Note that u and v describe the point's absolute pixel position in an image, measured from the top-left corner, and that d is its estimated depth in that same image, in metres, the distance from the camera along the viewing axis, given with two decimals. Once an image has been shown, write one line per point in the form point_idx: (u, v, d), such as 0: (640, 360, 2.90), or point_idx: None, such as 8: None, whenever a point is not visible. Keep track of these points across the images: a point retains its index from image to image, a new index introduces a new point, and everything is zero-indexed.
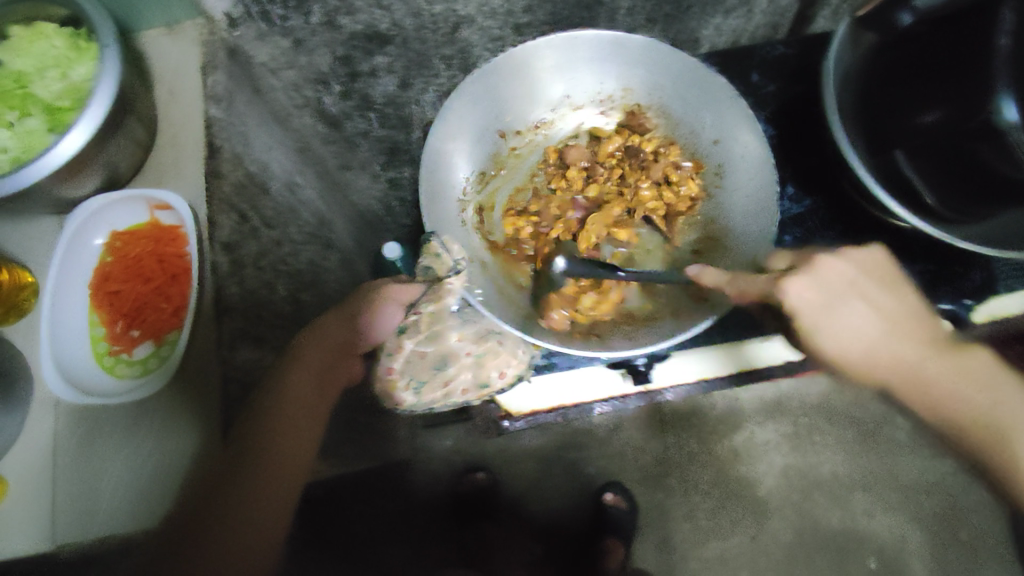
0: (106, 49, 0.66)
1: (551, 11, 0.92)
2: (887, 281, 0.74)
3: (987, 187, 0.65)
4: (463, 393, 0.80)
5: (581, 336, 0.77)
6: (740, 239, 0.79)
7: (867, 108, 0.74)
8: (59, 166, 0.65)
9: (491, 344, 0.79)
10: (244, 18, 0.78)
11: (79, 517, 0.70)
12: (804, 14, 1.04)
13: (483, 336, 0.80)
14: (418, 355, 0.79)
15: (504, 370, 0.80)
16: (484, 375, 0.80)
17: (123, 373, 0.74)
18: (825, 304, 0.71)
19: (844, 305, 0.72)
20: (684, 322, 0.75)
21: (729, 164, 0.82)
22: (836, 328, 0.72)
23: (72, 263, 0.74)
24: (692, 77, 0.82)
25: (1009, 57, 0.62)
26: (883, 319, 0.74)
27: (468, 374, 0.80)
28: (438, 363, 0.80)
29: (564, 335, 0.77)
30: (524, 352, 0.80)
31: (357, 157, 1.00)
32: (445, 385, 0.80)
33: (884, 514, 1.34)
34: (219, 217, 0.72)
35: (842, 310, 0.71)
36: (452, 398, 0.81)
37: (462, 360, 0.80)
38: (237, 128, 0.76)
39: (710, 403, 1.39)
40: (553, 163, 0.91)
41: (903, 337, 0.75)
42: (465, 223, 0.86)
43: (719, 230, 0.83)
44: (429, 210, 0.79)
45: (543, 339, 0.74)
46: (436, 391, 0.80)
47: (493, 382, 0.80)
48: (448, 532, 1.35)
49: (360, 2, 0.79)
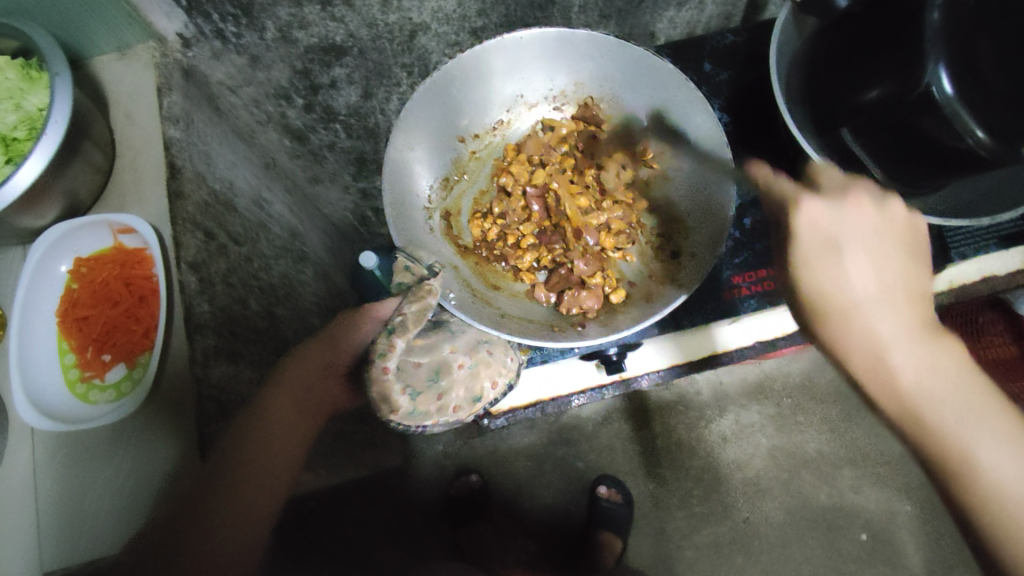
0: (57, 78, 0.66)
1: (504, 13, 0.94)
2: (913, 252, 0.61)
3: (929, 159, 0.66)
4: (456, 410, 0.77)
5: (560, 330, 0.78)
6: (700, 218, 0.80)
7: (813, 90, 0.74)
8: (15, 198, 0.65)
9: (483, 354, 0.80)
10: (198, 38, 0.79)
11: (57, 546, 0.69)
12: (755, 3, 1.07)
13: (474, 347, 0.80)
14: (412, 365, 0.76)
15: (496, 379, 0.79)
16: (478, 387, 0.78)
17: (97, 399, 0.74)
18: (830, 244, 0.59)
19: (850, 259, 0.58)
20: (657, 303, 0.77)
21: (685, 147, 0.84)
22: (831, 280, 0.59)
23: (37, 292, 0.74)
24: (636, 64, 0.82)
25: (940, 31, 0.60)
26: (889, 291, 0.59)
27: (462, 387, 0.78)
28: (432, 376, 0.77)
29: (543, 331, 0.78)
30: (513, 360, 0.81)
31: (326, 169, 1.06)
32: (440, 398, 0.76)
33: (872, 488, 1.36)
34: (184, 237, 0.71)
35: (845, 257, 0.58)
36: (446, 416, 0.76)
37: (456, 373, 0.78)
38: (197, 147, 0.76)
39: (694, 390, 1.41)
40: (511, 160, 0.92)
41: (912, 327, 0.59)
42: (434, 230, 0.87)
43: (680, 210, 0.84)
44: (397, 222, 0.79)
45: (518, 335, 0.74)
46: (430, 406, 0.75)
47: (486, 393, 0.79)
48: (441, 532, 1.37)
49: (313, 16, 0.79)
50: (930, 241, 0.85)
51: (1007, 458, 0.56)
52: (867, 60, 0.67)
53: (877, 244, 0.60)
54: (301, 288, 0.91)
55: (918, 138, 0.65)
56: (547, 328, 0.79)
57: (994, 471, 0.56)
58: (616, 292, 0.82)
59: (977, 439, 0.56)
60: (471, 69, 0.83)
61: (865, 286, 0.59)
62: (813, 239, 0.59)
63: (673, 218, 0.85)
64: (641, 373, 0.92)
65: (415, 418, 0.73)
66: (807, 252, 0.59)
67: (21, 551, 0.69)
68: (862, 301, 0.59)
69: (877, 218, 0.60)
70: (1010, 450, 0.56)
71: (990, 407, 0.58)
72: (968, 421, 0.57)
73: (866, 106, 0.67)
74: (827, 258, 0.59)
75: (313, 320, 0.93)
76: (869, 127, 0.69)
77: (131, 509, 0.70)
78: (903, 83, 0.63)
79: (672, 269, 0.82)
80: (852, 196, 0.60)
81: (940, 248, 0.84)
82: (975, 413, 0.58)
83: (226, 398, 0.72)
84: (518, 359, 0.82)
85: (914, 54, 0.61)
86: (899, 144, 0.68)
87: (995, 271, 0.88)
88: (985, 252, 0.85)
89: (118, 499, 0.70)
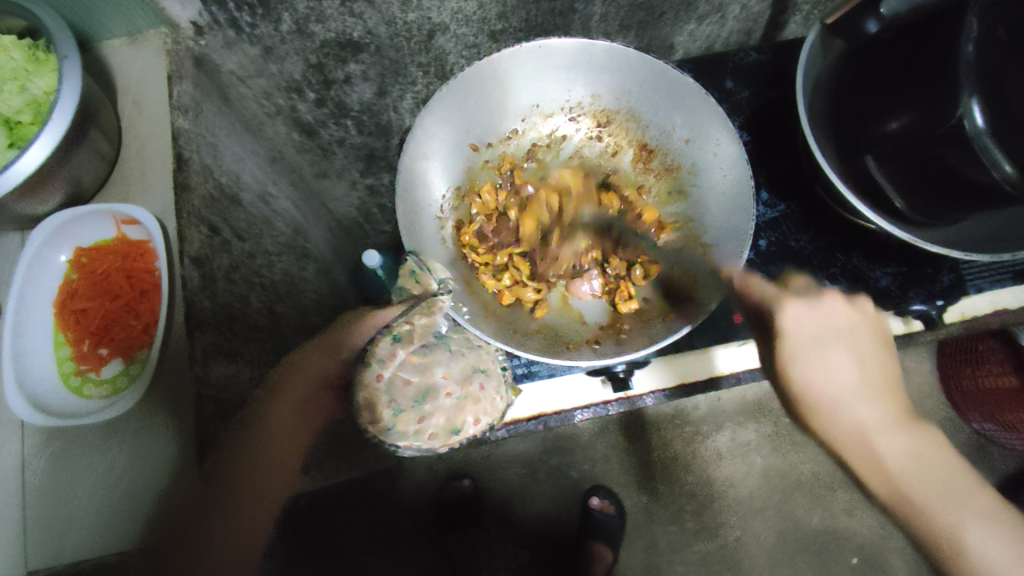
0: (65, 61, 0.64)
1: (525, 18, 0.92)
2: (861, 336, 0.73)
3: (956, 191, 0.65)
4: (432, 437, 0.71)
5: (575, 347, 0.76)
6: (716, 237, 0.79)
7: (838, 114, 0.74)
8: (18, 182, 0.63)
9: (475, 389, 0.73)
10: (211, 26, 0.76)
11: (45, 542, 0.67)
12: (777, 21, 1.07)
13: (468, 377, 0.73)
14: (401, 381, 0.70)
15: (480, 417, 0.73)
16: (459, 420, 0.71)
17: (91, 394, 0.71)
18: (818, 343, 0.71)
19: (832, 347, 0.71)
20: (673, 322, 0.76)
21: (702, 164, 0.82)
22: (836, 383, 0.70)
23: (35, 281, 0.72)
24: (653, 77, 0.82)
25: (974, 65, 0.59)
26: (862, 367, 0.72)
27: (444, 417, 0.71)
28: (417, 398, 0.70)
29: (555, 347, 0.76)
30: (503, 400, 0.75)
31: (333, 165, 1.02)
32: (420, 422, 0.70)
33: (864, 512, 1.36)
34: (188, 231, 0.70)
35: (823, 354, 0.71)
36: (418, 441, 0.70)
37: (441, 401, 0.71)
38: (205, 139, 0.74)
39: (693, 405, 1.40)
40: (507, 174, 0.92)
41: (867, 399, 0.71)
42: (445, 241, 0.85)
43: (696, 227, 0.83)
44: (410, 231, 0.77)
45: (529, 351, 0.73)
46: (408, 427, 0.69)
47: (466, 428, 0.72)
48: (431, 539, 1.33)
49: (332, 10, 0.77)
50: (946, 274, 0.86)
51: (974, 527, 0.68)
52: (897, 89, 0.66)
53: (830, 350, 0.71)
54: (303, 285, 0.90)
55: (941, 170, 0.64)
56: (564, 344, 0.78)
57: (983, 558, 0.67)
58: (628, 303, 0.82)
59: (1001, 555, 0.67)
60: (488, 77, 0.81)
61: (848, 395, 0.71)
62: (795, 334, 0.71)
63: (689, 235, 0.84)
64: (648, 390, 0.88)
65: (392, 434, 0.69)
66: (812, 338, 0.71)
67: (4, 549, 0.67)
68: (843, 401, 0.70)
69: (817, 314, 0.72)
70: (948, 489, 0.70)
71: (968, 486, 0.71)
72: (926, 486, 0.70)
73: (890, 136, 0.68)
74: (821, 355, 0.70)
75: (313, 318, 0.92)
76: (893, 156, 0.69)
77: (127, 506, 0.68)
78: (932, 115, 0.62)
79: (687, 283, 0.80)
80: (829, 294, 0.73)
81: (956, 282, 0.85)
82: (942, 471, 0.71)
83: (226, 399, 0.70)
84: (509, 397, 0.78)
85: (946, 86, 0.61)
86: (920, 175, 0.67)
87: (1008, 305, 0.87)
88: (1001, 285, 0.87)
89: (112, 496, 0.68)
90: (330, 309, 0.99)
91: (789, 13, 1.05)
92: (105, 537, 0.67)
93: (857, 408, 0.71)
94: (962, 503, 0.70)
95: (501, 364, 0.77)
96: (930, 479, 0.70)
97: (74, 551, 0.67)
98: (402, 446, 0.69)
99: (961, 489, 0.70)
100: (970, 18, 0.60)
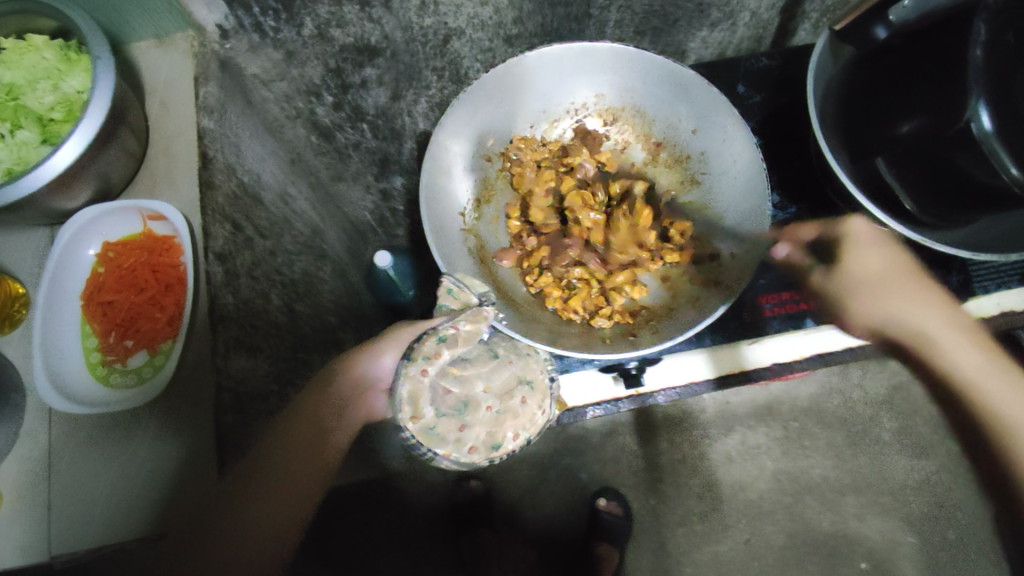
0: (98, 61, 0.66)
1: (540, 23, 0.96)
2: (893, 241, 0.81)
3: (967, 193, 0.66)
4: (472, 451, 0.66)
5: (610, 340, 0.80)
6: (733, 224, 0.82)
7: (849, 117, 0.76)
8: (51, 179, 0.65)
9: (515, 403, 0.69)
10: (236, 30, 0.78)
11: (71, 528, 0.69)
12: (787, 28, 1.09)
13: (509, 391, 0.69)
14: (442, 389, 0.67)
15: (519, 432, 0.68)
16: (500, 435, 0.67)
17: (117, 383, 0.73)
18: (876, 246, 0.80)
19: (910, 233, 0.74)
20: (702, 307, 0.80)
21: (711, 151, 0.85)
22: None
23: (65, 274, 0.74)
24: (655, 71, 0.85)
25: (982, 68, 0.60)
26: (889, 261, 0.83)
27: (482, 430, 0.67)
28: (458, 407, 0.67)
29: (594, 340, 0.80)
30: (544, 416, 0.71)
31: (348, 167, 1.01)
32: (461, 431, 0.66)
33: (875, 517, 1.36)
34: (212, 228, 0.73)
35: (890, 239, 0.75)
36: (457, 454, 0.66)
37: (481, 413, 0.67)
38: (228, 139, 0.76)
39: (701, 408, 1.41)
40: (520, 152, 0.90)
41: (889, 265, 0.83)
42: (469, 252, 0.86)
43: (712, 215, 0.86)
44: (436, 244, 0.79)
45: (569, 347, 0.76)
46: (449, 434, 0.66)
47: (506, 444, 0.68)
48: (446, 540, 1.35)
49: (352, 16, 0.80)
50: (954, 274, 0.88)
51: (951, 338, 0.84)
52: (907, 94, 0.68)
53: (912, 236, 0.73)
54: (320, 284, 0.91)
55: (953, 171, 0.65)
56: (599, 338, 0.81)
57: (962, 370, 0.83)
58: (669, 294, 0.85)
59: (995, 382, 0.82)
60: (494, 90, 0.84)
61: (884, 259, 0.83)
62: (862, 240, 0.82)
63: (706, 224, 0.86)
64: (659, 388, 0.90)
65: (432, 437, 0.66)
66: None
67: (35, 534, 0.69)
68: (886, 275, 0.83)
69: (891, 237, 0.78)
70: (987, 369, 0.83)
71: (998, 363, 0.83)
72: (926, 320, 0.84)
73: (900, 139, 0.69)
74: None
75: (329, 318, 0.93)
76: (904, 158, 0.70)
77: (153, 493, 0.70)
78: (940, 118, 0.64)
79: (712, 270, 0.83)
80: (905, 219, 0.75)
81: (963, 282, 0.88)
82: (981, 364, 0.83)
83: (244, 390, 0.72)
84: (551, 411, 0.73)
85: (955, 89, 0.62)
86: (930, 178, 0.69)
87: (1014, 306, 0.89)
88: (1007, 287, 0.89)
89: (135, 483, 0.70)
90: (347, 309, 1.00)
91: (799, 20, 1.07)
92: (130, 523, 0.69)
93: (874, 262, 0.82)
94: (920, 281, 0.84)
95: (548, 378, 0.73)
96: (917, 282, 0.83)
97: (99, 537, 0.68)
98: (440, 455, 0.65)
99: (957, 325, 0.84)
100: (978, 24, 0.60)
